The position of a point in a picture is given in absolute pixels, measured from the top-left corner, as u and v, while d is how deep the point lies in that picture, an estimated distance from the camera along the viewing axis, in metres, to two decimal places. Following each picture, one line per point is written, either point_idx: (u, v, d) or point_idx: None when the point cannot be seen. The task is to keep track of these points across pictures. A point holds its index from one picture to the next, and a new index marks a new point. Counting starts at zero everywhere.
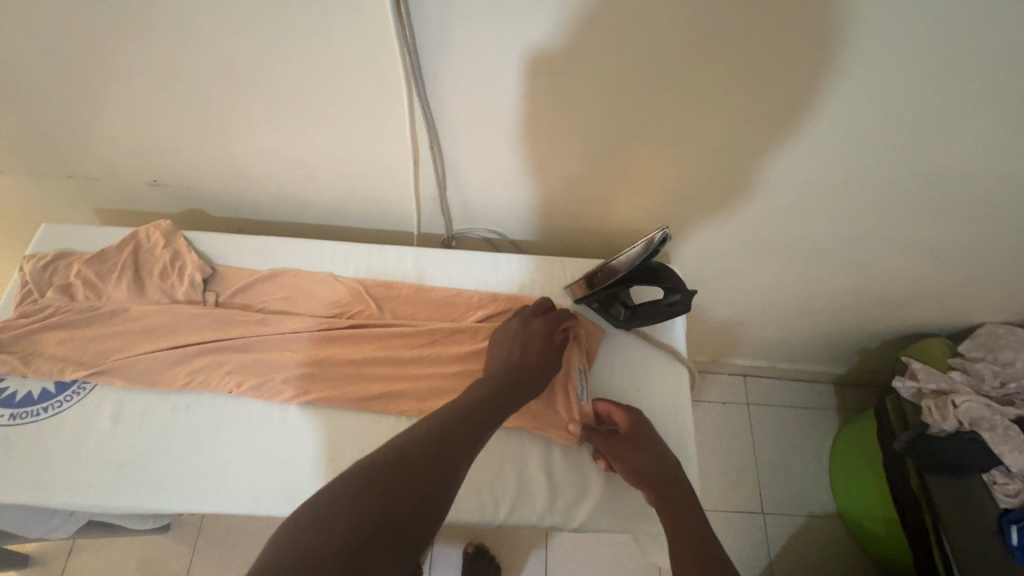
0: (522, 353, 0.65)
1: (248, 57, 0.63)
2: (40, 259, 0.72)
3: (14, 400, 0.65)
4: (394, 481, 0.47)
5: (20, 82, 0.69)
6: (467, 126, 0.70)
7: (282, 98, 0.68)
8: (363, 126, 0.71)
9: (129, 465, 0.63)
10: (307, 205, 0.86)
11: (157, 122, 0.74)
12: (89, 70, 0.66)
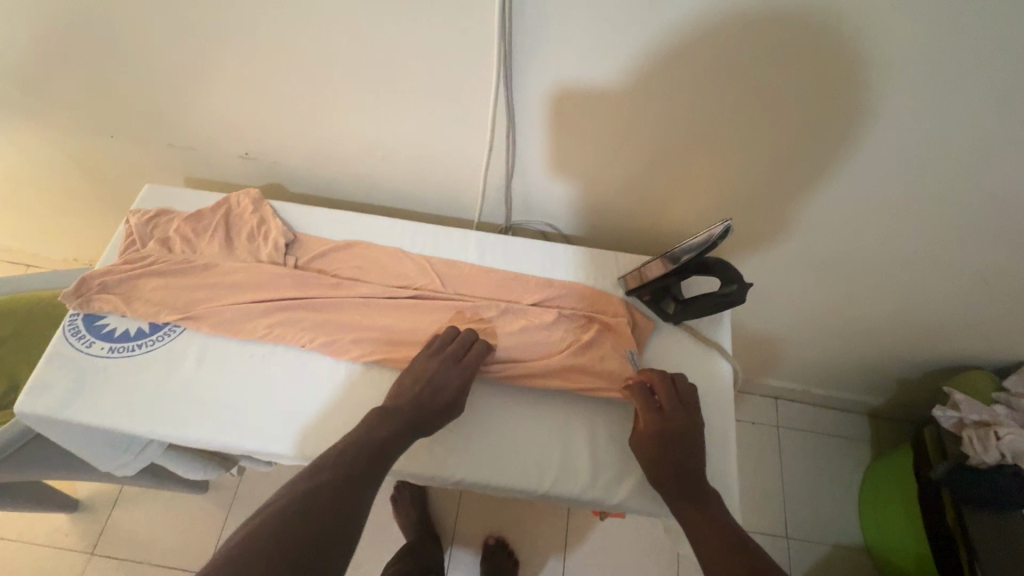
0: (461, 368, 0.68)
1: (353, 38, 0.69)
2: (144, 214, 0.79)
3: (112, 335, 0.72)
4: (304, 520, 0.51)
5: (151, 56, 0.78)
6: (540, 119, 0.75)
7: (376, 84, 0.75)
8: (445, 114, 0.76)
9: (209, 403, 0.69)
10: (379, 187, 0.93)
11: (259, 98, 0.81)
12: (211, 47, 0.74)
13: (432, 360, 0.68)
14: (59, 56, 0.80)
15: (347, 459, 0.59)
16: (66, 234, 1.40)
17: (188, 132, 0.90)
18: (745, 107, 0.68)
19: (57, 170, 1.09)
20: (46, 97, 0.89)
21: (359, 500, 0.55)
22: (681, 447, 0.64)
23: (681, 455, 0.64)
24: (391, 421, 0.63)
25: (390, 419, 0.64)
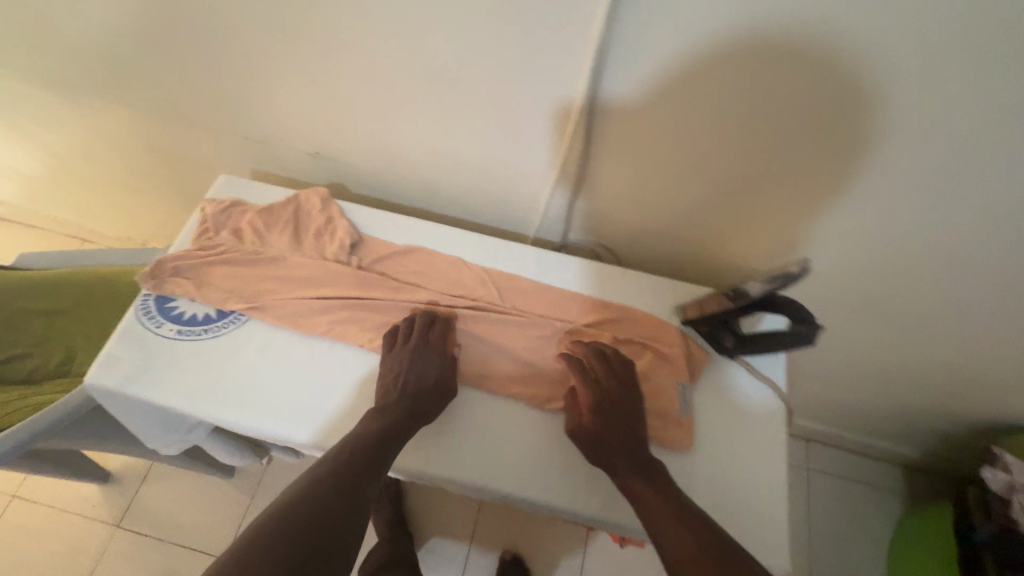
0: (420, 357, 0.70)
1: (444, 50, 0.71)
2: (220, 204, 0.82)
3: (181, 318, 0.75)
4: (307, 517, 0.51)
5: (244, 54, 0.81)
6: (614, 143, 0.75)
7: (455, 96, 0.77)
8: (519, 129, 0.78)
9: (266, 394, 0.71)
10: (440, 195, 0.95)
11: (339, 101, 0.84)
12: (303, 50, 0.78)
13: (406, 353, 0.70)
14: (159, 45, 0.85)
15: (343, 457, 0.59)
16: (131, 214, 1.46)
17: (265, 128, 0.94)
18: (812, 151, 0.67)
19: (135, 152, 1.15)
20: (140, 83, 0.94)
21: (363, 498, 0.56)
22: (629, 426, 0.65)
23: (626, 437, 0.64)
24: (382, 418, 0.64)
25: (381, 417, 0.65)
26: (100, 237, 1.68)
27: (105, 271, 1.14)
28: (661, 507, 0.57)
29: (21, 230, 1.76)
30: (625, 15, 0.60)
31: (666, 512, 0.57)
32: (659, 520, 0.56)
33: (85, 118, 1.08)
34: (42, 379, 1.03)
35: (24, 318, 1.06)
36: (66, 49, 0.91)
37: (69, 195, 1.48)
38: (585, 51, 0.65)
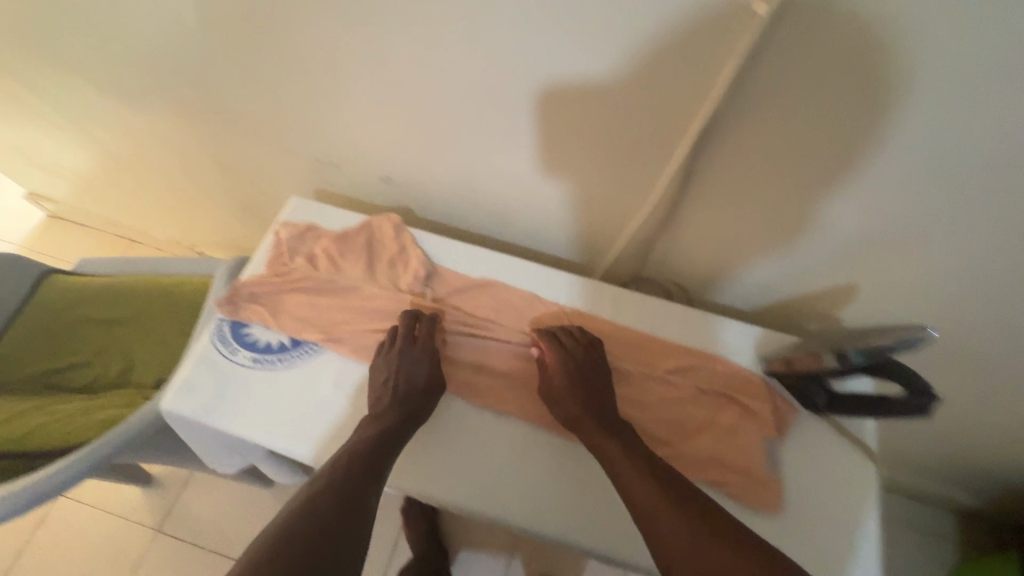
0: (410, 355, 0.71)
1: (536, 92, 0.67)
2: (293, 228, 0.81)
3: (256, 346, 0.74)
4: (316, 533, 0.51)
5: (320, 82, 0.79)
6: (711, 188, 0.71)
7: (538, 135, 0.73)
8: (604, 169, 0.75)
9: (340, 430, 0.69)
10: (508, 224, 0.93)
11: (412, 132, 0.81)
12: (381, 83, 0.75)
13: (395, 352, 0.71)
14: (235, 67, 0.84)
15: (342, 467, 0.59)
16: (185, 218, 1.48)
17: (334, 150, 0.92)
18: (932, 209, 0.62)
19: (198, 162, 1.15)
20: (212, 100, 0.94)
21: (365, 506, 0.57)
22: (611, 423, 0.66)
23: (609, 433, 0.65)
24: (377, 424, 0.65)
25: (375, 423, 0.65)
26: (150, 238, 1.71)
27: (164, 280, 1.15)
28: (654, 502, 0.57)
29: (73, 227, 1.80)
30: (752, 70, 0.55)
31: (660, 508, 0.56)
32: (654, 518, 0.56)
33: (154, 127, 1.09)
34: (101, 388, 1.03)
35: (91, 327, 1.09)
36: (144, 65, 0.91)
37: (125, 197, 1.50)
38: (696, 102, 0.61)
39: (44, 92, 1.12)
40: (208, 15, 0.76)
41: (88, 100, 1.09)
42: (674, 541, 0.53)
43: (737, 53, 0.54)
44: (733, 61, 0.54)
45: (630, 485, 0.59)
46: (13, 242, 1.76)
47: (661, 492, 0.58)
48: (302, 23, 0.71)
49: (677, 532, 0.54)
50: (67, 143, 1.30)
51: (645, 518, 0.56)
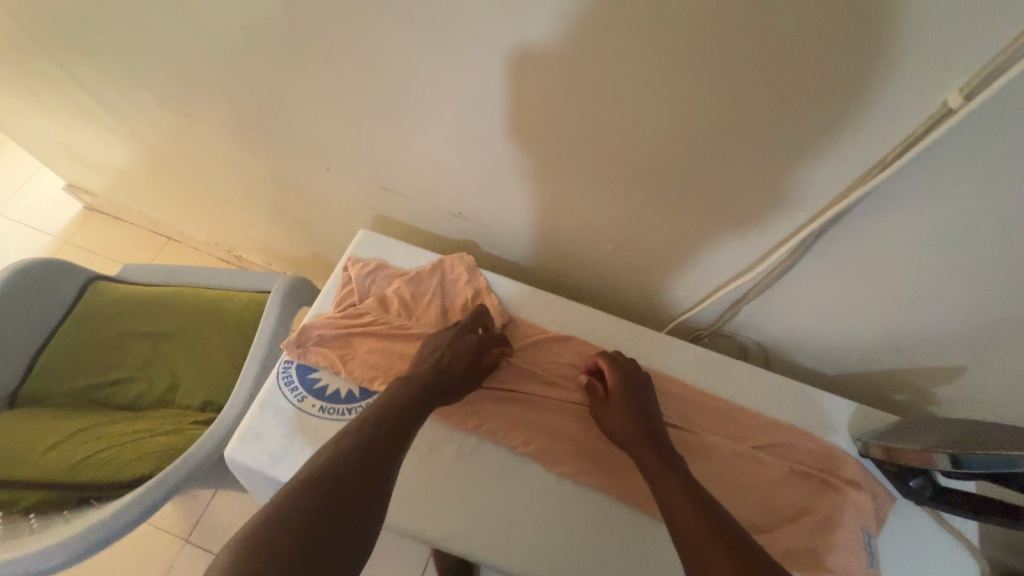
0: (461, 337, 0.71)
1: (661, 154, 0.65)
2: (364, 266, 0.78)
3: (324, 393, 0.70)
4: (340, 485, 0.50)
5: (410, 120, 0.78)
6: (831, 261, 0.68)
7: (644, 191, 0.71)
8: (708, 230, 0.72)
9: (414, 489, 0.67)
10: (583, 268, 0.92)
11: (499, 174, 0.80)
12: (475, 127, 0.73)
13: (446, 333, 0.71)
14: (322, 96, 0.82)
15: (372, 423, 0.58)
16: (228, 223, 1.46)
17: (411, 183, 0.91)
18: None
19: (255, 175, 1.13)
20: (287, 123, 0.92)
21: (392, 463, 0.55)
22: (653, 427, 0.65)
23: (649, 433, 0.64)
24: (411, 388, 0.63)
25: (407, 387, 0.63)
26: (186, 238, 1.68)
27: (210, 294, 1.11)
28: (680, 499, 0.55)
29: (107, 220, 1.77)
30: (917, 163, 0.53)
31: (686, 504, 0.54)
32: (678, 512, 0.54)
33: (217, 139, 1.07)
34: (145, 407, 1.00)
35: (134, 340, 1.06)
36: (222, 84, 0.90)
37: (168, 198, 1.48)
38: (844, 181, 0.59)
39: (108, 97, 1.10)
40: (300, 48, 0.75)
41: (151, 109, 1.07)
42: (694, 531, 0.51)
43: (912, 142, 0.52)
44: (906, 148, 0.52)
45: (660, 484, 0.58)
46: (51, 232, 1.75)
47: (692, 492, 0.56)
48: (408, 65, 0.69)
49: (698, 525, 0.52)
50: (119, 145, 1.29)
51: (670, 511, 0.55)
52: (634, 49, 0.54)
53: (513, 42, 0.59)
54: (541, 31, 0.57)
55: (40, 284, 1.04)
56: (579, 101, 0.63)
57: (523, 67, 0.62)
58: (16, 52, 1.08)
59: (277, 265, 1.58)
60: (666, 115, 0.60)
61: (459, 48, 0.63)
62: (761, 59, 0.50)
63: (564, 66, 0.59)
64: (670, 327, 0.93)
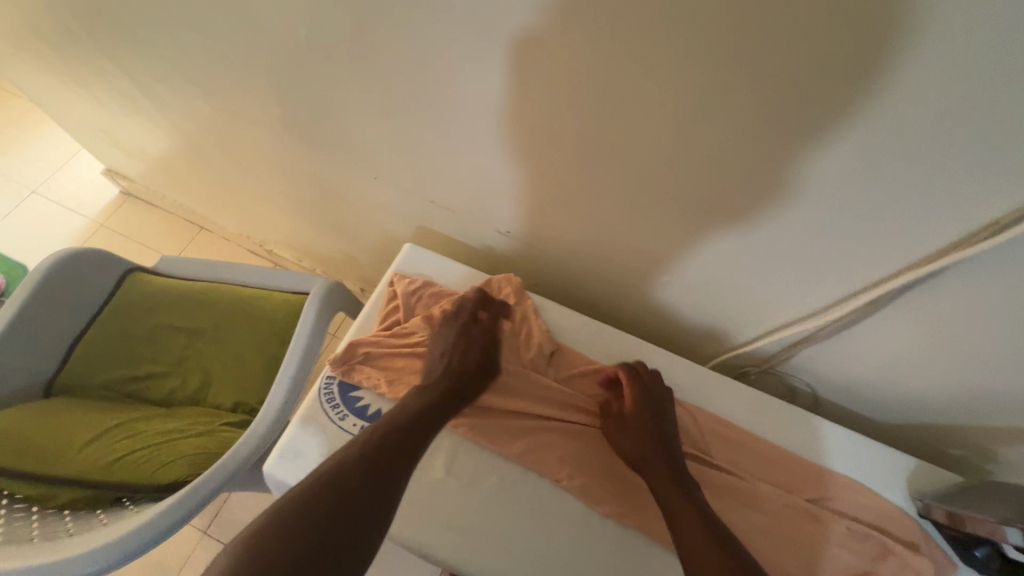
0: (471, 339, 0.71)
1: (740, 191, 0.63)
2: (410, 284, 0.77)
3: (365, 412, 0.69)
4: (349, 489, 0.49)
5: (467, 139, 0.77)
6: (910, 313, 0.65)
7: (717, 226, 0.69)
8: (781, 272, 0.71)
9: (453, 519, 0.64)
10: (631, 295, 0.91)
11: (555, 196, 0.79)
12: (536, 149, 0.72)
13: (452, 331, 0.71)
14: (379, 108, 0.80)
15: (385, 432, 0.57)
16: (262, 219, 1.46)
17: (461, 197, 0.90)
18: None
19: (297, 176, 1.13)
20: (337, 129, 0.91)
21: (400, 473, 0.54)
22: (661, 436, 0.66)
23: (659, 444, 0.65)
24: (425, 402, 0.63)
25: (422, 401, 0.63)
26: (218, 229, 1.69)
27: (244, 292, 1.10)
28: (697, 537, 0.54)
29: (141, 206, 1.78)
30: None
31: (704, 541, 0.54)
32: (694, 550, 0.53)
33: (263, 140, 1.06)
34: (177, 404, 1.00)
35: (168, 335, 1.06)
36: (276, 89, 0.89)
37: (204, 190, 1.48)
38: (945, 237, 0.56)
39: (157, 90, 1.10)
40: (360, 61, 0.74)
41: (200, 106, 1.07)
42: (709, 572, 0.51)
43: None
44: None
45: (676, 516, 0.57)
46: (86, 215, 1.77)
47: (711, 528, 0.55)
48: (474, 85, 0.67)
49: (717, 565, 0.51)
50: (162, 136, 1.29)
51: (680, 539, 0.55)
52: (737, 90, 0.52)
53: (598, 73, 0.57)
54: (632, 63, 0.55)
55: (79, 273, 1.04)
56: (662, 136, 0.61)
57: (605, 97, 0.60)
58: (70, 41, 1.08)
59: (307, 262, 1.58)
60: (755, 156, 0.58)
61: (534, 74, 0.61)
62: (880, 105, 0.48)
63: (654, 99, 0.57)
64: (715, 362, 0.91)
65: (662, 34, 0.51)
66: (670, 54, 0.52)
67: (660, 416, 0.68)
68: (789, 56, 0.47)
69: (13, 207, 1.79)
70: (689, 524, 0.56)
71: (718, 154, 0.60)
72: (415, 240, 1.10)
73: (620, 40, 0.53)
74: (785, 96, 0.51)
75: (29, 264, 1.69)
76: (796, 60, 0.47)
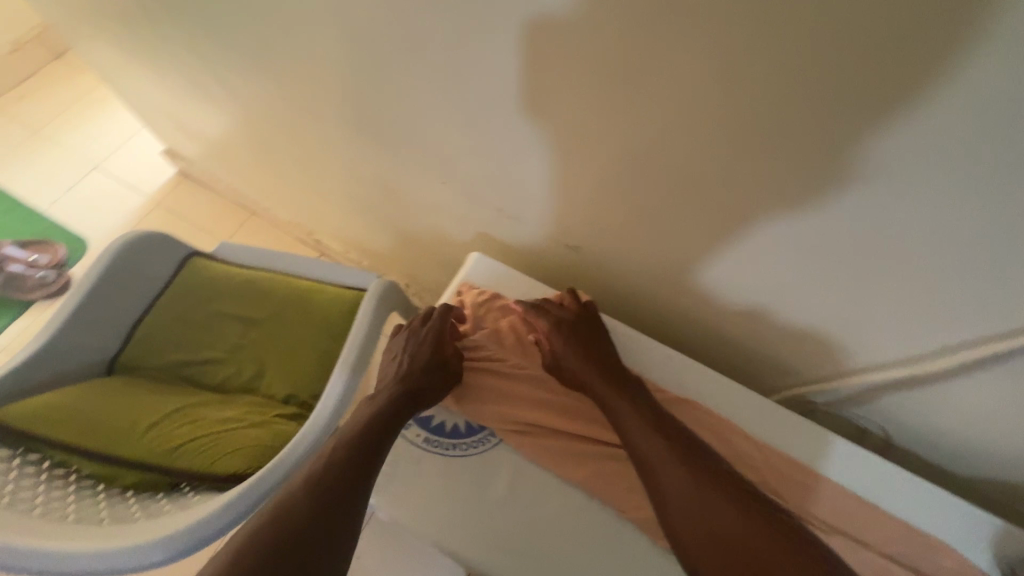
0: (418, 341, 0.73)
1: (850, 231, 0.59)
2: (480, 295, 0.78)
3: (429, 424, 0.71)
4: (302, 519, 0.52)
5: (545, 153, 0.75)
6: (1018, 375, 0.62)
7: (816, 265, 0.66)
8: (882, 317, 0.67)
9: (514, 541, 0.64)
10: (700, 320, 0.89)
11: (632, 217, 0.77)
12: (621, 170, 0.70)
13: (402, 339, 0.74)
14: (458, 118, 0.79)
15: (338, 452, 0.60)
16: (316, 210, 1.47)
17: (531, 209, 0.88)
18: None
19: (360, 174, 1.13)
20: (409, 132, 0.90)
21: (357, 487, 0.57)
22: (606, 365, 0.70)
23: (601, 374, 0.69)
24: (380, 413, 0.65)
25: (377, 412, 0.65)
26: (269, 215, 1.71)
27: (300, 284, 1.11)
28: (676, 483, 0.59)
29: (197, 187, 1.82)
30: None
31: (681, 489, 0.59)
32: (672, 501, 0.59)
33: (330, 136, 1.06)
34: (231, 390, 1.02)
35: (225, 322, 1.07)
36: (348, 88, 0.89)
37: (261, 177, 1.50)
38: None
39: (230, 81, 1.11)
40: (443, 69, 0.72)
41: (271, 99, 1.08)
42: (686, 526, 0.57)
43: None
44: None
45: (650, 463, 0.62)
46: (145, 193, 1.81)
47: (687, 472, 0.60)
48: (561, 102, 0.65)
49: (697, 514, 0.57)
50: (228, 124, 1.31)
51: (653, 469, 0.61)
52: (880, 142, 0.49)
53: (717, 110, 0.55)
54: (761, 104, 0.52)
55: (144, 256, 1.07)
56: (776, 179, 0.59)
57: (718, 134, 0.57)
58: (151, 27, 1.10)
59: (354, 255, 1.59)
60: (877, 197, 0.54)
61: (631, 98, 0.59)
62: None
63: (774, 140, 0.54)
64: (780, 395, 0.90)
65: (803, 76, 0.47)
66: (805, 98, 0.49)
67: (596, 346, 0.71)
68: (951, 111, 0.44)
69: (77, 180, 1.85)
70: (654, 447, 0.62)
71: (836, 204, 0.57)
72: (474, 245, 1.09)
73: (748, 79, 0.50)
74: (935, 148, 0.47)
75: (89, 238, 1.74)
76: (957, 114, 0.44)
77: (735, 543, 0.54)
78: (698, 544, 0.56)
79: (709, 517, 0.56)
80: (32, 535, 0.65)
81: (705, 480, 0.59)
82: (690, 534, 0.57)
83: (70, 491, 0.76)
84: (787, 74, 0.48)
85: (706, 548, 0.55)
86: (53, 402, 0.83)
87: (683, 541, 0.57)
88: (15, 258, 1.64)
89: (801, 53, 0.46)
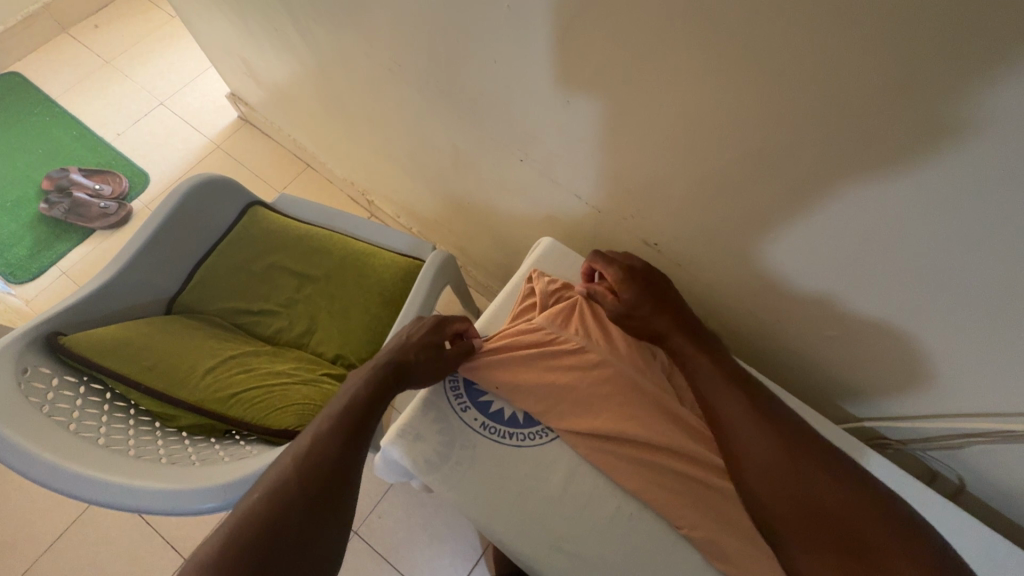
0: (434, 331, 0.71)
1: (982, 274, 0.54)
2: (550, 283, 0.78)
3: (487, 409, 0.72)
4: (292, 513, 0.51)
5: (642, 146, 0.70)
6: None
7: (929, 301, 0.62)
8: (996, 365, 0.62)
9: (565, 536, 0.66)
10: (774, 336, 0.85)
11: (725, 224, 0.72)
12: (724, 175, 0.65)
13: (418, 326, 0.72)
14: (555, 98, 0.74)
15: (329, 433, 0.58)
16: (374, 171, 1.45)
17: (613, 200, 0.84)
18: None
19: (432, 140, 1.09)
20: (493, 106, 0.86)
21: (345, 475, 0.56)
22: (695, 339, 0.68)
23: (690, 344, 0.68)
24: (370, 393, 0.63)
25: (368, 391, 0.63)
26: (324, 169, 1.71)
27: (359, 245, 1.10)
28: (766, 449, 0.58)
29: (257, 134, 1.83)
30: None
31: (768, 454, 0.58)
32: (760, 467, 0.58)
33: (407, 98, 1.02)
34: (282, 343, 1.03)
35: (281, 275, 1.07)
36: (436, 52, 0.85)
37: (324, 132, 1.48)
38: None
39: (312, 30, 1.07)
40: (544, 45, 0.67)
41: (351, 55, 1.04)
42: (771, 487, 0.57)
43: None
44: None
45: (734, 423, 0.61)
46: (206, 134, 1.83)
47: (774, 439, 0.58)
48: (675, 95, 0.60)
49: (785, 481, 0.56)
50: (300, 73, 1.28)
51: (743, 440, 0.60)
52: None
53: (873, 125, 0.49)
54: (926, 124, 0.46)
55: (206, 201, 1.06)
56: (910, 207, 0.53)
57: (868, 157, 0.52)
58: None
59: (406, 220, 1.57)
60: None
61: (763, 101, 0.54)
62: None
63: (937, 171, 0.49)
64: (849, 424, 0.86)
65: (1010, 112, 0.41)
66: (993, 128, 0.43)
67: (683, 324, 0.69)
68: None
69: (143, 115, 1.88)
70: (745, 417, 0.61)
71: (977, 246, 0.52)
72: (539, 227, 1.06)
73: (929, 98, 0.44)
74: None
75: (151, 173, 1.77)
76: None
77: (826, 508, 0.54)
78: (780, 506, 0.56)
79: (801, 483, 0.55)
80: (94, 466, 0.66)
81: (793, 446, 0.58)
82: (772, 495, 0.56)
83: (131, 425, 0.79)
84: (986, 102, 0.42)
85: (796, 514, 0.55)
86: (116, 334, 0.84)
87: (763, 502, 0.57)
88: (83, 185, 1.69)
89: (1004, 84, 0.40)
